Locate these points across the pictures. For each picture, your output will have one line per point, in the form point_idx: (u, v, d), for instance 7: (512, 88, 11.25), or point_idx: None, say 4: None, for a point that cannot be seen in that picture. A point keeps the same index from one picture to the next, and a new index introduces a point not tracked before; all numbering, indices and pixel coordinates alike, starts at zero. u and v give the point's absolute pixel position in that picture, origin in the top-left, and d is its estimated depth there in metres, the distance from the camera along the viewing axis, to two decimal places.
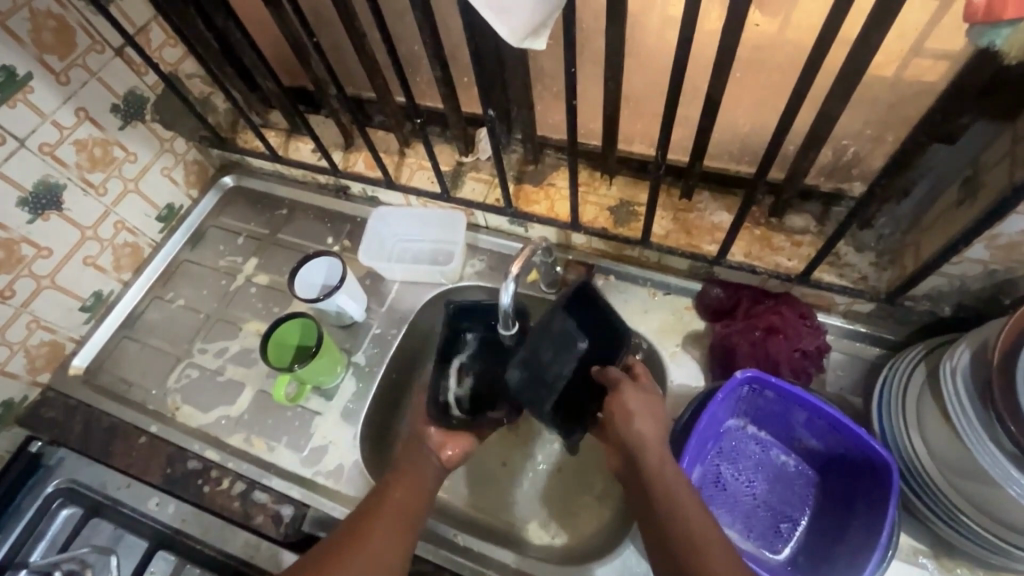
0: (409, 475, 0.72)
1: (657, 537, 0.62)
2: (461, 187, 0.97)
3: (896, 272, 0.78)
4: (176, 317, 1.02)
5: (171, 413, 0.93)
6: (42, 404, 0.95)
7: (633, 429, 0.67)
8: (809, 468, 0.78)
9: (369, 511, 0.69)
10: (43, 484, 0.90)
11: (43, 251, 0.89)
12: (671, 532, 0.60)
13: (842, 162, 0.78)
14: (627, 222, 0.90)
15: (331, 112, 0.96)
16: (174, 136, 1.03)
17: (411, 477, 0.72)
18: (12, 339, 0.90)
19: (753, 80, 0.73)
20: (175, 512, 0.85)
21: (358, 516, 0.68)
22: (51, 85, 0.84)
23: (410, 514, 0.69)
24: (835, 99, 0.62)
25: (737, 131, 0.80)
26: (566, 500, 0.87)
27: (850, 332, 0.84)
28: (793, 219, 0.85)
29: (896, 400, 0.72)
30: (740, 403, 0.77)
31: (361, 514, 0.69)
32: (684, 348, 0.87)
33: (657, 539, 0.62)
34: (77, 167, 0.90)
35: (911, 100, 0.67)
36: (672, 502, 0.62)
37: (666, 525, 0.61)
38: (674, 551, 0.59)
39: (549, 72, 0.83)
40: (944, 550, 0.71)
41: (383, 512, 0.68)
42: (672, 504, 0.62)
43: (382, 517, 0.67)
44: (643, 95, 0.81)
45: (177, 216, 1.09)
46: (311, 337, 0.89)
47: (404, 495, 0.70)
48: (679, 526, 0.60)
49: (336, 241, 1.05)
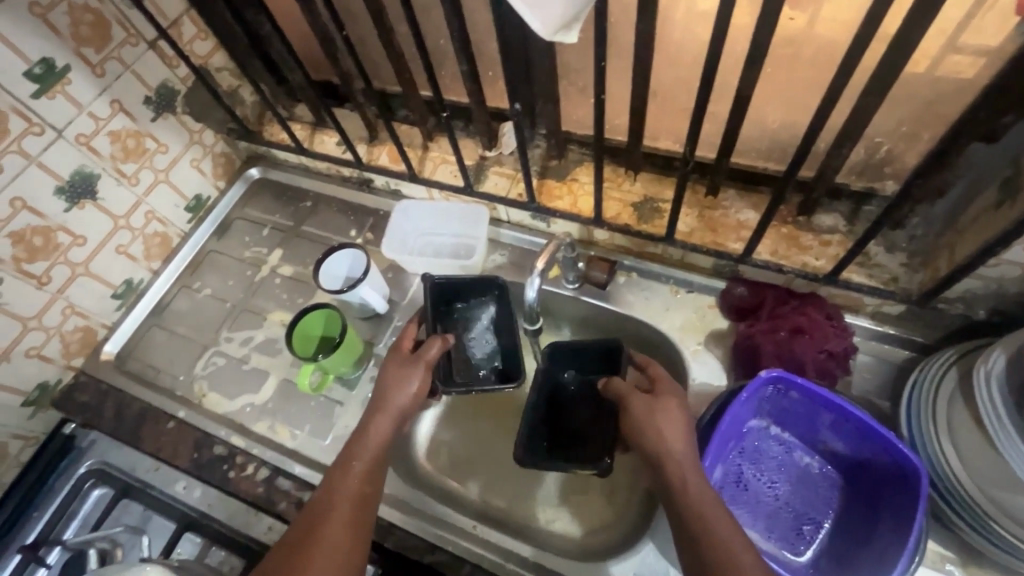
0: (361, 470, 0.69)
1: (686, 550, 0.60)
2: (484, 181, 0.97)
3: (928, 273, 0.76)
4: (203, 306, 1.05)
5: (198, 400, 0.95)
6: (75, 388, 0.98)
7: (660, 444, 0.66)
8: (833, 471, 0.77)
9: (317, 520, 0.64)
10: (76, 466, 0.94)
11: (78, 240, 0.92)
12: (699, 546, 0.58)
13: (874, 160, 0.76)
14: (650, 219, 0.89)
15: (356, 105, 0.97)
16: (203, 128, 1.05)
17: (364, 473, 0.68)
18: (48, 324, 0.92)
19: (784, 77, 0.72)
20: (201, 496, 0.87)
21: (301, 527, 0.64)
22: (88, 77, 0.86)
23: (360, 519, 0.65)
24: (872, 96, 0.61)
25: (766, 127, 0.79)
26: (574, 491, 0.88)
27: (877, 334, 0.83)
28: (822, 218, 0.84)
29: (926, 403, 0.70)
30: (764, 403, 0.76)
31: (307, 526, 0.64)
32: (707, 346, 0.86)
33: (686, 554, 0.60)
34: (111, 157, 0.92)
35: (949, 96, 0.65)
36: (699, 514, 0.60)
37: (695, 534, 0.59)
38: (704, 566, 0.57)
39: (575, 66, 0.82)
40: (971, 558, 0.70)
41: (332, 522, 0.64)
42: (700, 511, 0.60)
43: (334, 527, 0.63)
44: (671, 90, 0.80)
45: (205, 206, 1.12)
46: (335, 328, 0.90)
47: (357, 491, 0.67)
48: (707, 541, 0.58)
49: (359, 233, 1.06)
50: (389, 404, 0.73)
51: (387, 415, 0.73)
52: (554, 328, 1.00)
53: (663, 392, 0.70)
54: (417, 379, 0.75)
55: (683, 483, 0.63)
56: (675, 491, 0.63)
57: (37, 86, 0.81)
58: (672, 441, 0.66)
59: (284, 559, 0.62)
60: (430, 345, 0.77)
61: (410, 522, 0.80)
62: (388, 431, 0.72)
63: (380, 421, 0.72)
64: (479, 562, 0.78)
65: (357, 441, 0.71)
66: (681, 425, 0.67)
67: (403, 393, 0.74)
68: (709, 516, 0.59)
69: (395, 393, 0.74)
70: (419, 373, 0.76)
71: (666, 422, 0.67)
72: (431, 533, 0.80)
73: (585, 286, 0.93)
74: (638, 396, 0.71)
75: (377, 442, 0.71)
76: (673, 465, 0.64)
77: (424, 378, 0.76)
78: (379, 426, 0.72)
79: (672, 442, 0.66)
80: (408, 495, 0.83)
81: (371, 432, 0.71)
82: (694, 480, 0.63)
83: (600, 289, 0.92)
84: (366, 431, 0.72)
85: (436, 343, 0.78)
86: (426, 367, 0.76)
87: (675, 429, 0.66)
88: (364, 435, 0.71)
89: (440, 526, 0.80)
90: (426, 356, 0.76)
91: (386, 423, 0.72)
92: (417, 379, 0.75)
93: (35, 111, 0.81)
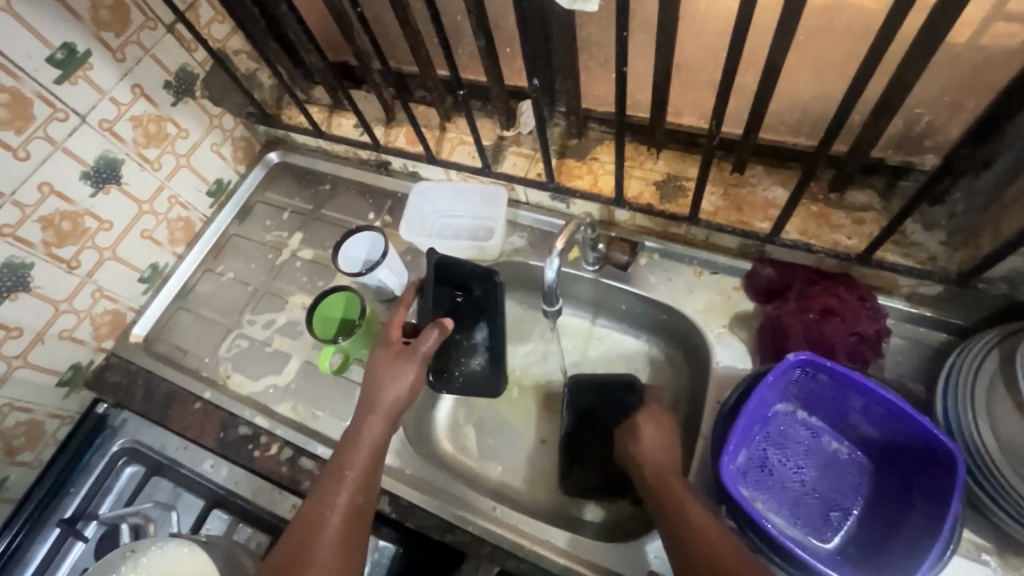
0: (359, 474, 0.70)
1: (668, 545, 0.63)
2: (502, 162, 0.96)
3: (969, 252, 0.72)
4: (227, 289, 1.06)
5: (223, 381, 0.97)
6: (107, 368, 1.01)
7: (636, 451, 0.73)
8: (863, 456, 0.75)
9: (315, 525, 0.65)
10: (109, 443, 0.97)
11: (105, 224, 0.93)
12: (678, 535, 0.62)
13: (914, 133, 0.72)
14: (674, 198, 0.87)
15: (373, 86, 0.96)
16: (222, 112, 1.06)
17: (361, 478, 0.70)
18: (79, 307, 0.94)
19: (818, 45, 0.68)
20: (228, 475, 0.89)
21: (300, 525, 0.66)
22: (109, 62, 0.86)
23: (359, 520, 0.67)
24: (914, 62, 0.57)
25: (797, 100, 0.75)
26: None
27: (912, 316, 0.79)
28: (855, 195, 0.80)
29: (963, 389, 0.67)
30: (791, 386, 0.74)
31: (307, 527, 0.65)
32: (731, 330, 0.84)
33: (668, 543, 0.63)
34: (133, 143, 0.93)
35: (1000, 62, 0.61)
36: (688, 525, 0.62)
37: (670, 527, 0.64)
38: (682, 557, 0.61)
39: (596, 39, 0.80)
40: (1008, 548, 0.67)
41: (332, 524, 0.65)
42: (676, 504, 0.65)
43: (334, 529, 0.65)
44: (697, 63, 0.77)
45: (226, 190, 1.13)
46: (355, 311, 0.90)
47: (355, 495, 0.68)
48: (682, 529, 0.62)
49: (377, 217, 1.06)
50: (381, 401, 0.74)
51: (379, 416, 0.74)
52: (574, 309, 0.99)
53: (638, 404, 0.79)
54: (411, 372, 0.76)
55: (660, 483, 0.68)
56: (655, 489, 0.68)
57: (60, 72, 0.82)
58: (651, 458, 0.71)
59: (286, 559, 0.63)
60: (427, 334, 0.77)
61: (429, 502, 0.81)
62: (382, 430, 0.73)
63: (374, 422, 0.73)
64: (498, 543, 0.78)
65: (354, 441, 0.72)
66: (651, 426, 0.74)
67: (396, 393, 0.75)
68: (686, 507, 0.64)
69: (387, 388, 0.75)
70: (413, 369, 0.76)
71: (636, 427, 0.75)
72: (451, 513, 0.80)
73: (606, 268, 0.91)
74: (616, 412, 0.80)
75: (373, 447, 0.72)
76: (649, 470, 0.70)
77: (418, 373, 0.77)
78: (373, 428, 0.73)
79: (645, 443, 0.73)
80: (432, 479, 0.83)
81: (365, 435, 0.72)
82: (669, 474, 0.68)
83: (621, 270, 0.90)
84: (361, 433, 0.73)
85: (434, 330, 0.77)
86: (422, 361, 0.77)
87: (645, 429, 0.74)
88: (359, 435, 0.72)
89: (458, 507, 0.80)
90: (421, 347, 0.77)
91: (380, 424, 0.74)
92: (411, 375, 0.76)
93: (59, 98, 0.83)
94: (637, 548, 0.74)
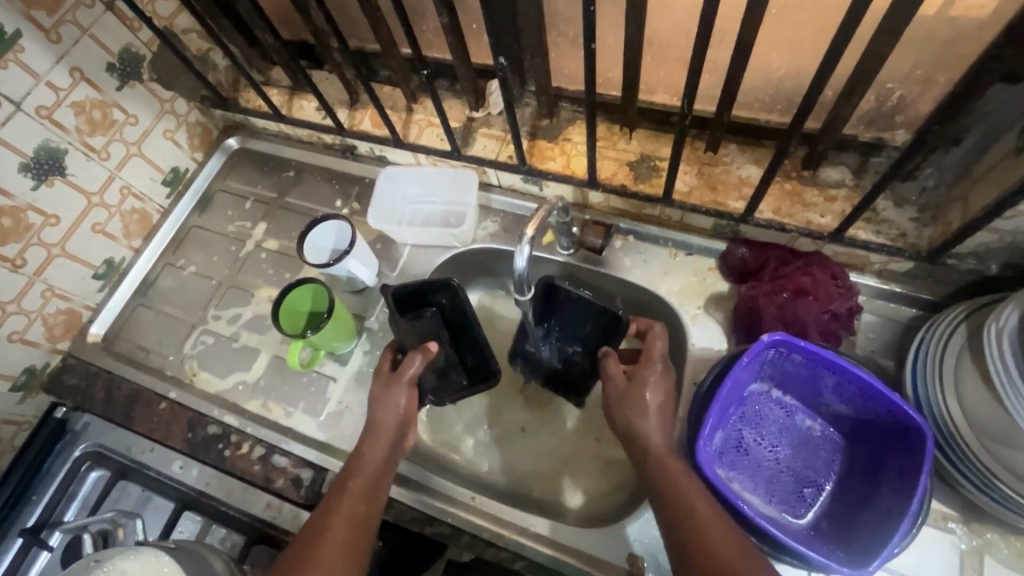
0: (359, 491, 0.68)
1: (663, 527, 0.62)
2: (472, 144, 0.93)
3: (938, 227, 0.73)
4: (189, 283, 1.02)
5: (189, 379, 0.94)
6: (64, 371, 0.96)
7: (632, 421, 0.69)
8: (835, 433, 0.76)
9: (310, 542, 0.63)
10: (71, 449, 0.93)
11: (50, 219, 0.88)
12: (680, 535, 0.60)
13: (885, 109, 0.71)
14: (648, 179, 0.85)
15: (334, 66, 0.91)
16: (174, 96, 1.00)
17: (360, 495, 0.67)
18: (29, 308, 0.89)
19: (790, 19, 0.66)
20: (199, 475, 0.86)
21: (298, 545, 0.64)
22: (42, 43, 0.80)
23: (359, 538, 0.65)
24: (886, 35, 0.56)
25: (770, 76, 0.74)
26: (562, 455, 0.88)
27: (883, 292, 0.80)
28: (827, 172, 0.79)
29: (933, 364, 0.68)
30: (765, 366, 0.74)
31: (303, 544, 0.63)
32: (706, 311, 0.84)
33: (664, 530, 0.62)
34: (77, 130, 0.87)
35: (969, 34, 0.60)
36: (684, 506, 0.61)
37: (665, 506, 0.63)
38: (678, 540, 0.60)
39: (564, 14, 0.77)
40: (974, 516, 0.69)
41: (329, 540, 0.63)
42: (675, 485, 0.63)
43: (329, 545, 0.63)
44: (668, 38, 0.74)
45: (184, 179, 1.07)
46: (323, 303, 0.87)
47: (354, 511, 0.66)
48: (679, 513, 0.61)
49: (345, 204, 1.02)
50: (381, 418, 0.73)
51: (380, 434, 0.72)
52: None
53: (641, 368, 0.72)
54: (404, 398, 0.74)
55: (658, 456, 0.66)
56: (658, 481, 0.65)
57: None
58: (645, 428, 0.68)
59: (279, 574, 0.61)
60: (413, 360, 0.75)
61: (406, 494, 0.80)
62: (384, 452, 0.71)
63: (376, 443, 0.72)
64: (479, 532, 0.77)
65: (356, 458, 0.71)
66: (655, 396, 0.70)
67: (392, 414, 0.73)
68: (686, 490, 0.62)
69: (386, 405, 0.73)
70: (407, 391, 0.74)
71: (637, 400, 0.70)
72: (431, 506, 0.79)
73: (581, 251, 0.89)
74: (614, 379, 0.74)
75: (374, 469, 0.70)
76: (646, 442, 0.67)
77: (409, 397, 0.75)
78: (376, 448, 0.71)
79: (647, 422, 0.68)
80: (405, 470, 0.81)
81: (368, 453, 0.71)
82: (676, 465, 0.65)
83: (596, 254, 0.88)
84: (362, 456, 0.71)
85: (417, 357, 0.75)
86: (408, 386, 0.75)
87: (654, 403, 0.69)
88: (363, 453, 0.71)
89: (437, 499, 0.79)
90: (405, 375, 0.75)
91: (384, 445, 0.72)
92: (403, 397, 0.74)
93: None
94: (616, 530, 0.74)
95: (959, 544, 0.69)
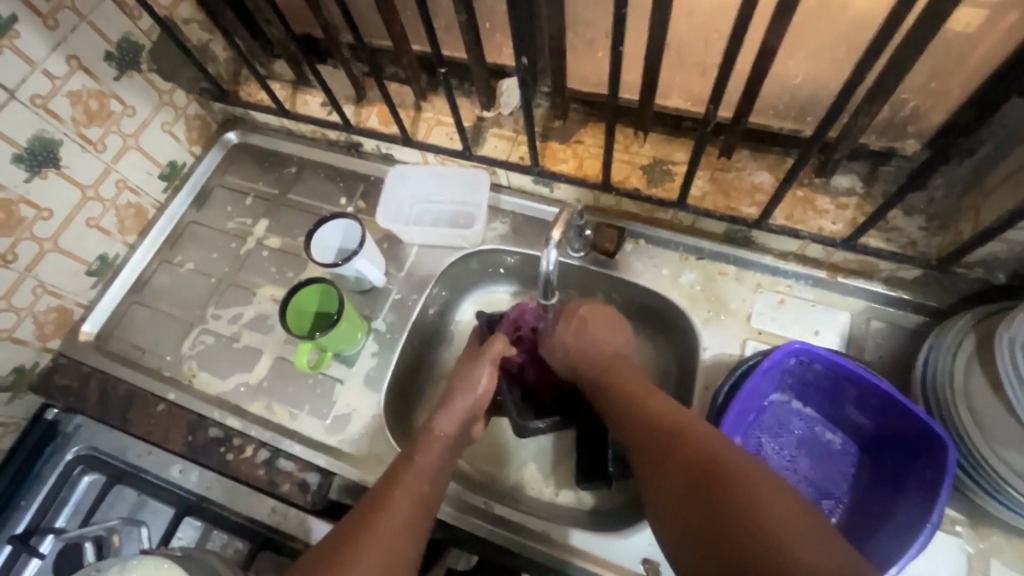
0: (423, 467, 0.68)
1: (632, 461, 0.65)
2: (482, 144, 0.91)
3: (947, 236, 0.74)
4: (187, 281, 0.99)
5: (187, 380, 0.91)
6: (55, 370, 0.92)
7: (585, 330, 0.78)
8: (857, 446, 0.77)
9: (375, 504, 0.64)
10: (61, 452, 0.89)
11: (44, 213, 0.84)
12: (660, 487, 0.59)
13: (898, 119, 0.72)
14: (661, 183, 0.85)
15: (342, 62, 0.89)
16: (173, 88, 0.97)
17: (426, 471, 0.68)
18: (19, 305, 0.86)
19: (810, 28, 0.67)
20: (199, 480, 0.84)
21: (359, 511, 0.64)
22: (39, 30, 0.77)
23: (413, 534, 0.62)
24: (911, 49, 0.56)
25: (787, 84, 0.74)
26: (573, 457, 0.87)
27: (891, 299, 0.81)
28: (839, 179, 0.80)
29: (944, 370, 0.69)
30: (787, 375, 0.75)
31: (361, 513, 0.63)
32: (719, 317, 0.84)
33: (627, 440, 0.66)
34: (73, 121, 0.84)
35: (985, 50, 0.62)
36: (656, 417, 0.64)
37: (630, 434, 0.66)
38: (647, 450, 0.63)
39: (583, 15, 0.76)
40: (979, 518, 0.71)
41: (388, 511, 0.63)
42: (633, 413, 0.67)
43: (388, 518, 0.62)
44: (687, 43, 0.74)
45: (180, 174, 1.04)
46: (331, 303, 0.85)
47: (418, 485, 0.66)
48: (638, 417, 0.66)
49: (350, 202, 1.00)
50: (459, 401, 0.75)
51: (452, 415, 0.74)
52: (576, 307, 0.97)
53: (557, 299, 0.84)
54: (485, 372, 0.77)
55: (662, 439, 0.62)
56: (652, 442, 0.62)
57: None
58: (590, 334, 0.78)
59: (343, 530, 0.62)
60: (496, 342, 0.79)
61: None
62: (454, 429, 0.73)
63: (448, 418, 0.73)
64: (495, 540, 0.76)
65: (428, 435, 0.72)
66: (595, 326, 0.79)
67: (472, 387, 0.76)
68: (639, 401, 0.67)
69: (464, 391, 0.76)
70: (485, 368, 0.77)
71: (615, 353, 0.76)
72: (445, 512, 0.78)
73: (593, 255, 0.89)
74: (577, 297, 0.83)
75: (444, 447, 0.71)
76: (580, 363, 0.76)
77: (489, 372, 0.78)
78: (448, 420, 0.73)
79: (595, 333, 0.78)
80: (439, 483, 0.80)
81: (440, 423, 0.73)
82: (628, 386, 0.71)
83: (608, 258, 0.88)
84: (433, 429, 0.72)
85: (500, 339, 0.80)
86: (491, 362, 0.78)
87: (618, 350, 0.77)
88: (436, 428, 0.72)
89: (453, 505, 0.79)
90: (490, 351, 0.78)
91: (454, 422, 0.74)
92: (485, 375, 0.77)
93: None
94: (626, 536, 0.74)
95: (966, 547, 0.70)
